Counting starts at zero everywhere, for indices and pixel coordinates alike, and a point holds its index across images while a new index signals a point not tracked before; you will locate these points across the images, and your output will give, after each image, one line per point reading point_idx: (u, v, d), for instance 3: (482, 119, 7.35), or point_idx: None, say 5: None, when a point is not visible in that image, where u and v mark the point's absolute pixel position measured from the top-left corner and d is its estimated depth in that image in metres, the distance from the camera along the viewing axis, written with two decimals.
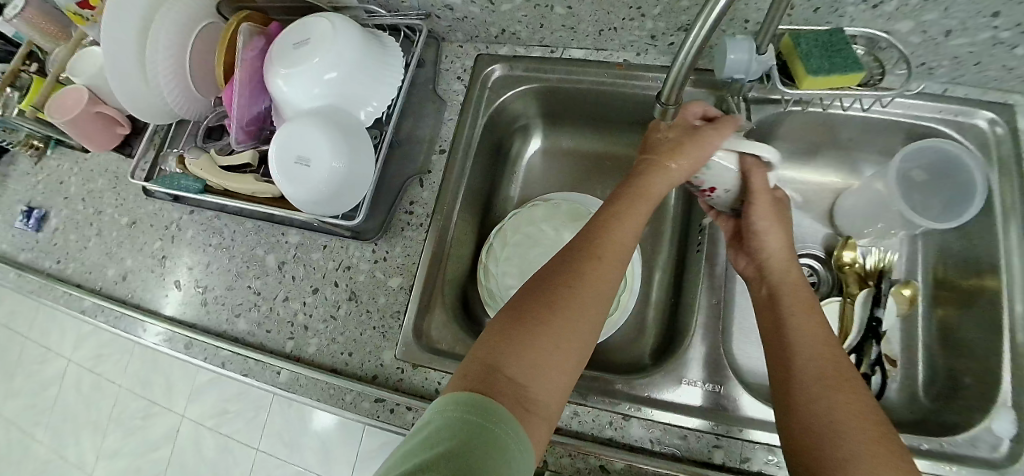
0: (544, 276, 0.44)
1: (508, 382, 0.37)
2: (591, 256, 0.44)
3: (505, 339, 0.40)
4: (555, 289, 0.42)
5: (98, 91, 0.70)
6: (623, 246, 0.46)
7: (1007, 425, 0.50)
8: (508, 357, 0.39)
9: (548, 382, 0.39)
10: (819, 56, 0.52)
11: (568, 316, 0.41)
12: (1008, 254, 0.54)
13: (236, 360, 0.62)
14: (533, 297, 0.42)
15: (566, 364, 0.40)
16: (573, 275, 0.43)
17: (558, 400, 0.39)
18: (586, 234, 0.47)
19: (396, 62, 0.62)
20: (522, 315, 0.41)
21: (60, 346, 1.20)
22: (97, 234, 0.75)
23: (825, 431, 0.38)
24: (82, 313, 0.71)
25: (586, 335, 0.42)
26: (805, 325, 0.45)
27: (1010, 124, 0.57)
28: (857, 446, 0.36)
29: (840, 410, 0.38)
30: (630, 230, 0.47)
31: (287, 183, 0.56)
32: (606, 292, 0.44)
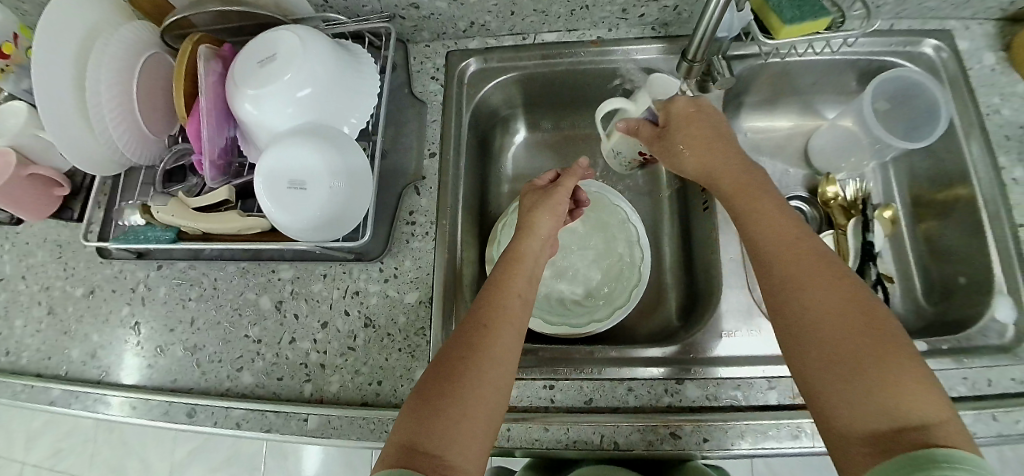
0: (452, 344, 0.45)
1: (426, 456, 0.38)
2: (489, 324, 0.45)
3: (421, 415, 0.40)
4: (460, 358, 0.43)
5: (25, 150, 0.61)
6: (522, 309, 0.48)
7: (1008, 311, 0.54)
8: (425, 434, 0.39)
9: (463, 449, 0.39)
10: (789, 6, 0.55)
11: (476, 384, 0.42)
12: (974, 163, 0.59)
13: (252, 418, 0.56)
14: (442, 367, 0.43)
15: (479, 422, 0.41)
16: (477, 341, 0.44)
17: (481, 458, 0.40)
18: (483, 298, 0.48)
19: (370, 68, 0.59)
20: (433, 385, 0.42)
21: (7, 451, 1.04)
22: (48, 312, 0.65)
23: (818, 380, 0.38)
24: (51, 405, 0.61)
25: (500, 396, 0.43)
26: (788, 268, 0.43)
27: (952, 48, 0.63)
28: (850, 391, 0.36)
29: (827, 359, 0.38)
30: (526, 296, 0.49)
31: (280, 212, 0.51)
32: (508, 355, 0.44)
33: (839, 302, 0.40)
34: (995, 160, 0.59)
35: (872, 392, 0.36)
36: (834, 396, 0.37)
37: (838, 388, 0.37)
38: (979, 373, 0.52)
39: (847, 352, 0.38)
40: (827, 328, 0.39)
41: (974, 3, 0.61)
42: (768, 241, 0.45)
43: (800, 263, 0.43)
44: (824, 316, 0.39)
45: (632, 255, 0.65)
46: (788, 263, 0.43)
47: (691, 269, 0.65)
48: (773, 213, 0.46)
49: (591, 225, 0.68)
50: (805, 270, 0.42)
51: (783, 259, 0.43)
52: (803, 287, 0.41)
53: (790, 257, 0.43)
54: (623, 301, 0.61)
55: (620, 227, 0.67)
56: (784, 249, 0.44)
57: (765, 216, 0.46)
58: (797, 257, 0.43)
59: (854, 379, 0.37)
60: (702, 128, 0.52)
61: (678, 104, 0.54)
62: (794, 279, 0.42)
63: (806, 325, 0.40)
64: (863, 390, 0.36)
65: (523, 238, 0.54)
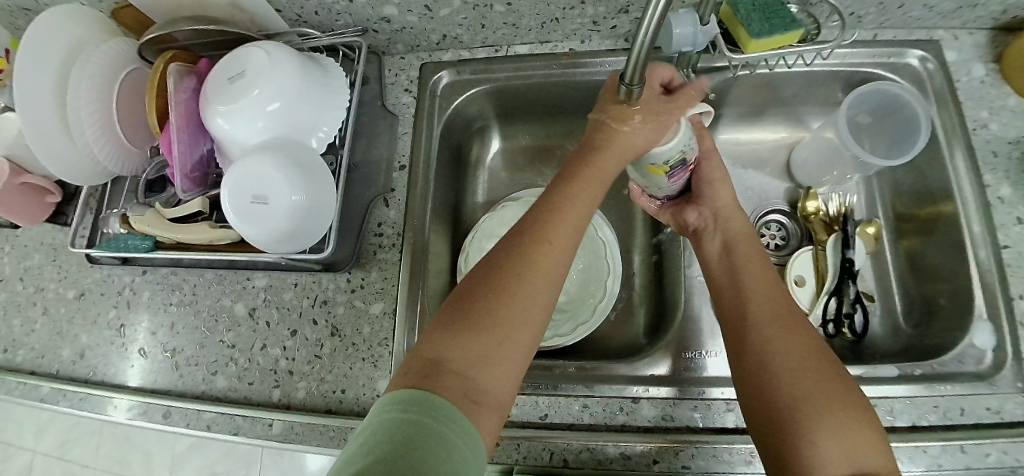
0: (501, 254, 0.42)
1: (455, 376, 0.36)
2: (546, 231, 0.43)
3: (452, 336, 0.38)
4: (512, 270, 0.41)
5: (19, 159, 0.66)
6: (577, 223, 0.44)
7: (987, 336, 0.52)
8: (453, 351, 0.37)
9: (497, 377, 0.38)
10: (758, 19, 0.54)
11: (523, 306, 0.40)
12: (958, 179, 0.57)
13: (222, 421, 0.58)
14: (491, 278, 0.41)
15: (516, 353, 0.39)
16: (524, 259, 0.41)
17: (514, 387, 0.39)
18: (532, 214, 0.44)
19: (341, 83, 0.60)
20: (482, 295, 0.40)
21: (22, 439, 1.10)
22: (43, 313, 0.69)
23: (788, 415, 0.38)
24: (41, 402, 0.65)
25: (542, 317, 0.41)
26: (774, 311, 0.43)
27: (938, 59, 0.60)
28: (824, 431, 0.36)
29: (806, 396, 0.38)
30: (591, 189, 0.46)
31: (245, 225, 0.53)
32: (557, 271, 0.42)
33: (817, 352, 0.40)
34: (980, 176, 0.57)
35: (841, 436, 0.36)
36: (805, 433, 0.36)
37: (810, 426, 0.37)
38: (952, 402, 0.50)
39: (823, 394, 0.38)
40: (806, 370, 0.39)
41: (962, 12, 0.59)
42: (758, 288, 0.46)
43: (784, 309, 0.44)
44: (806, 359, 0.40)
45: (600, 268, 0.65)
46: (774, 307, 0.44)
47: (661, 283, 0.65)
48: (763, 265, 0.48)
49: None
50: (789, 311, 0.43)
51: (771, 303, 0.44)
52: (786, 330, 0.42)
53: (774, 303, 0.44)
54: (588, 315, 0.62)
55: (590, 240, 0.66)
56: (771, 297, 0.45)
57: (753, 268, 0.48)
58: (782, 304, 0.44)
59: (825, 419, 0.37)
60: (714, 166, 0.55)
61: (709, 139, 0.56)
62: (781, 320, 0.43)
63: (786, 366, 0.40)
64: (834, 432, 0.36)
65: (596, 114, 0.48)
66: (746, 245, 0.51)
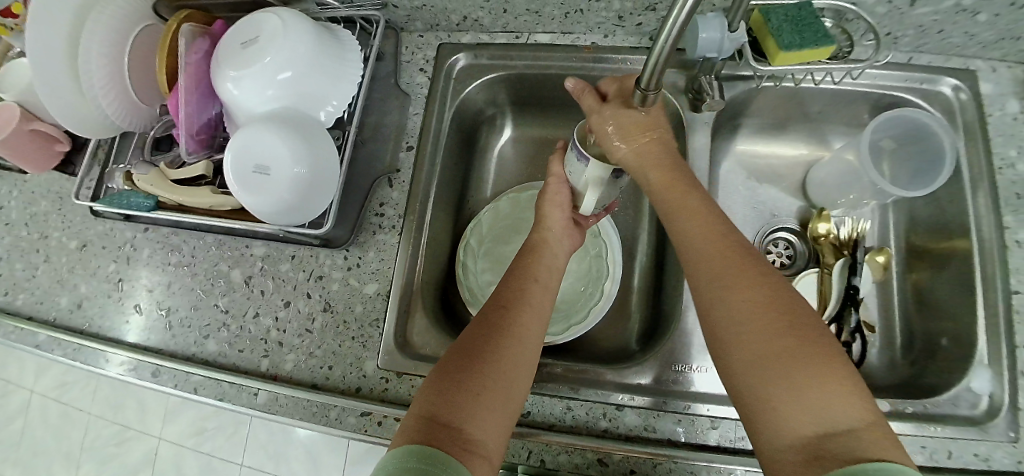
0: (471, 329, 0.45)
1: (445, 428, 0.37)
2: (510, 305, 0.46)
3: (441, 389, 0.40)
4: (482, 335, 0.43)
5: (30, 106, 0.68)
6: (547, 288, 0.49)
7: (985, 382, 0.51)
8: (443, 406, 0.39)
9: (486, 423, 0.39)
10: (790, 31, 0.51)
11: (506, 363, 0.42)
12: (977, 216, 0.55)
13: (209, 384, 0.59)
14: (463, 347, 0.43)
15: (498, 404, 0.40)
16: (498, 320, 0.44)
17: (503, 442, 0.40)
18: (510, 282, 0.49)
19: (355, 57, 0.59)
20: (454, 359, 0.42)
21: (22, 378, 1.13)
22: (46, 260, 0.70)
23: (743, 376, 0.37)
24: (37, 348, 0.66)
25: (522, 376, 0.43)
26: (716, 265, 0.41)
27: (973, 90, 0.58)
28: (782, 388, 0.35)
29: (756, 354, 0.36)
30: (546, 283, 0.49)
31: (245, 193, 0.53)
32: (531, 340, 0.45)
33: (765, 302, 0.38)
34: (1001, 217, 0.55)
35: (800, 392, 0.34)
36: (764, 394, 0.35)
37: (765, 385, 0.35)
38: (941, 445, 0.49)
39: (781, 348, 0.36)
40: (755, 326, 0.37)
41: (1005, 44, 0.56)
42: (698, 242, 0.43)
43: (727, 262, 0.41)
44: (751, 314, 0.38)
45: (599, 271, 0.63)
46: (715, 261, 0.41)
47: (659, 292, 0.63)
48: (702, 203, 0.45)
49: None
50: (732, 257, 0.41)
51: (714, 251, 0.42)
52: (728, 282, 0.40)
53: (719, 258, 0.41)
54: (582, 317, 0.60)
55: (591, 241, 0.65)
56: (707, 251, 0.42)
57: (688, 216, 0.44)
58: (722, 253, 0.41)
59: (783, 378, 0.35)
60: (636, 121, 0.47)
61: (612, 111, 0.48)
62: (727, 270, 0.40)
63: (733, 327, 0.38)
64: (793, 388, 0.34)
65: (536, 230, 0.54)
66: (678, 180, 0.46)
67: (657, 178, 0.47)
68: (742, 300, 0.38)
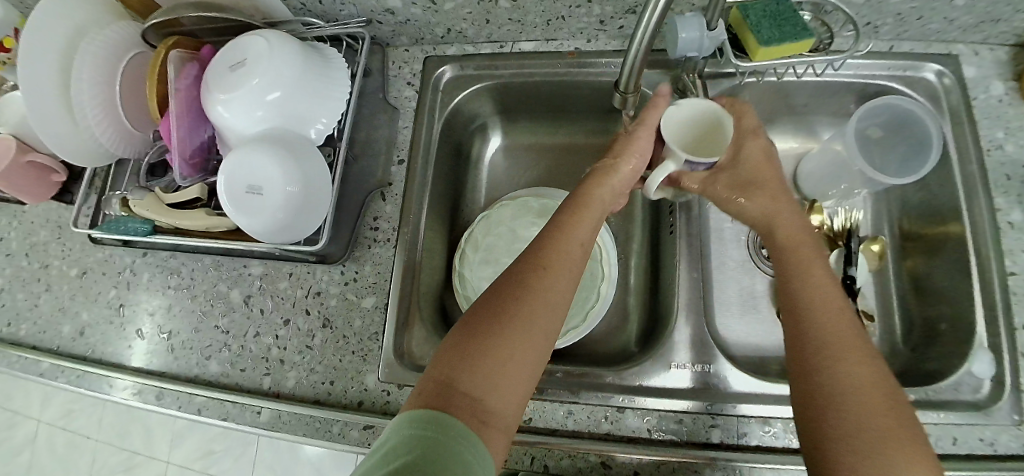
0: (501, 287, 0.43)
1: (465, 396, 0.36)
2: (546, 266, 0.44)
3: (459, 356, 0.39)
4: (513, 297, 0.41)
5: (25, 138, 0.69)
6: (578, 253, 0.46)
7: (987, 366, 0.50)
8: (463, 373, 0.37)
9: (503, 395, 0.38)
10: (768, 26, 0.52)
11: (526, 327, 0.40)
12: (968, 199, 0.56)
13: (213, 405, 0.59)
14: (492, 308, 0.41)
15: (522, 377, 0.39)
16: (526, 287, 0.42)
17: (519, 411, 0.39)
18: (539, 242, 0.46)
19: (342, 74, 0.59)
20: (483, 321, 0.40)
21: (28, 408, 1.13)
22: (46, 289, 0.71)
23: (832, 436, 0.36)
24: (41, 376, 0.67)
25: (542, 347, 0.41)
26: (831, 331, 0.41)
27: (956, 74, 0.59)
28: (866, 446, 0.35)
29: (849, 409, 0.37)
30: (580, 246, 0.47)
31: (240, 214, 0.53)
32: (557, 307, 0.43)
33: (872, 383, 0.38)
34: (991, 199, 0.55)
35: (886, 454, 0.34)
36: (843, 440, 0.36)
37: (853, 436, 0.36)
38: (944, 430, 0.49)
39: (877, 426, 0.36)
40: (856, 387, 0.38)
41: (984, 27, 0.57)
42: (813, 300, 0.43)
43: (838, 324, 0.41)
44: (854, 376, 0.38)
45: (595, 273, 0.63)
46: (827, 321, 0.42)
47: (656, 291, 0.63)
48: (822, 272, 0.45)
49: None
50: (844, 329, 0.41)
51: (829, 317, 0.42)
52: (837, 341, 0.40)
53: (835, 327, 0.41)
54: (578, 322, 0.60)
55: None
56: (825, 309, 0.42)
57: (809, 278, 0.45)
58: (837, 316, 0.42)
59: (875, 454, 0.34)
60: (767, 171, 0.53)
61: (753, 145, 0.53)
62: (837, 338, 0.40)
63: (835, 393, 0.38)
64: (878, 449, 0.35)
65: (587, 186, 0.52)
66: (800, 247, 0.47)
67: (784, 237, 0.49)
68: (848, 368, 0.38)
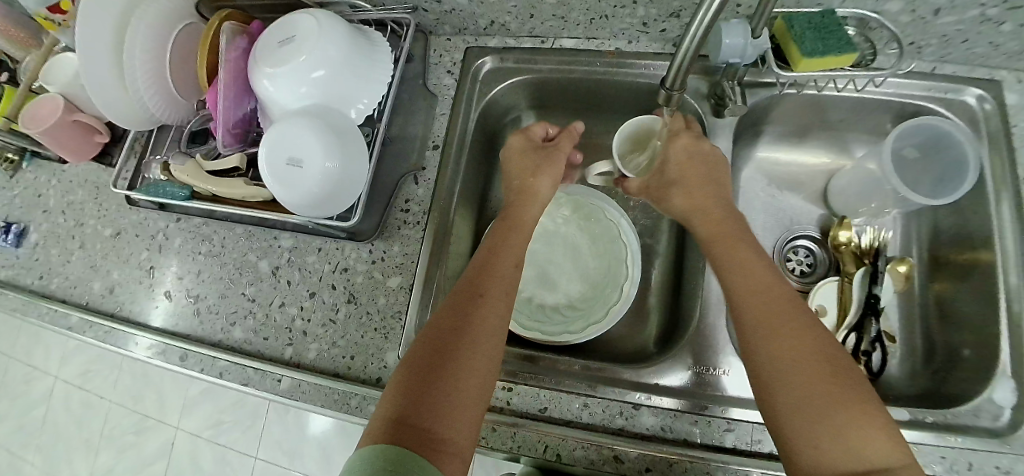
0: (438, 324, 0.45)
1: (416, 427, 0.38)
2: (476, 300, 0.46)
3: (408, 390, 0.41)
4: (451, 332, 0.44)
5: (74, 98, 0.71)
6: (510, 280, 0.49)
7: (1007, 394, 0.51)
8: (412, 406, 0.39)
9: (453, 421, 0.39)
10: (812, 38, 0.52)
11: (465, 356, 0.43)
12: (1001, 226, 0.55)
13: (235, 370, 0.60)
14: (430, 344, 0.43)
15: (471, 397, 0.41)
16: (463, 318, 0.45)
17: (474, 432, 0.41)
18: (473, 272, 0.49)
19: (385, 57, 0.60)
20: (422, 353, 0.43)
21: (47, 365, 1.16)
22: (81, 247, 0.73)
23: (786, 411, 0.38)
24: (69, 330, 0.69)
25: (486, 367, 0.43)
26: (759, 312, 0.42)
27: (998, 100, 0.58)
28: (815, 428, 0.36)
29: (795, 397, 0.38)
30: (511, 276, 0.50)
31: (278, 186, 0.55)
32: (495, 330, 0.45)
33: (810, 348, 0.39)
34: None
35: (839, 424, 0.36)
36: (798, 429, 0.37)
37: (805, 406, 0.37)
38: (960, 455, 0.48)
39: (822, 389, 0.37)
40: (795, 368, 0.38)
41: None
42: (748, 282, 0.45)
43: (766, 305, 0.42)
44: (793, 358, 0.39)
45: (619, 272, 0.64)
46: (757, 307, 0.43)
47: (678, 294, 0.64)
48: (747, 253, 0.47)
49: (583, 235, 0.68)
50: (773, 305, 0.42)
51: (757, 297, 0.43)
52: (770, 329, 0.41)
53: (764, 308, 0.42)
54: (600, 317, 0.61)
55: (611, 242, 0.66)
56: (755, 292, 0.44)
57: (738, 263, 0.46)
58: (765, 300, 0.43)
59: (824, 419, 0.36)
60: (691, 167, 0.54)
61: (679, 144, 0.55)
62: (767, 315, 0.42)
63: (779, 365, 0.39)
64: (828, 429, 0.36)
65: (513, 224, 0.55)
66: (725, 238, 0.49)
67: (710, 230, 0.51)
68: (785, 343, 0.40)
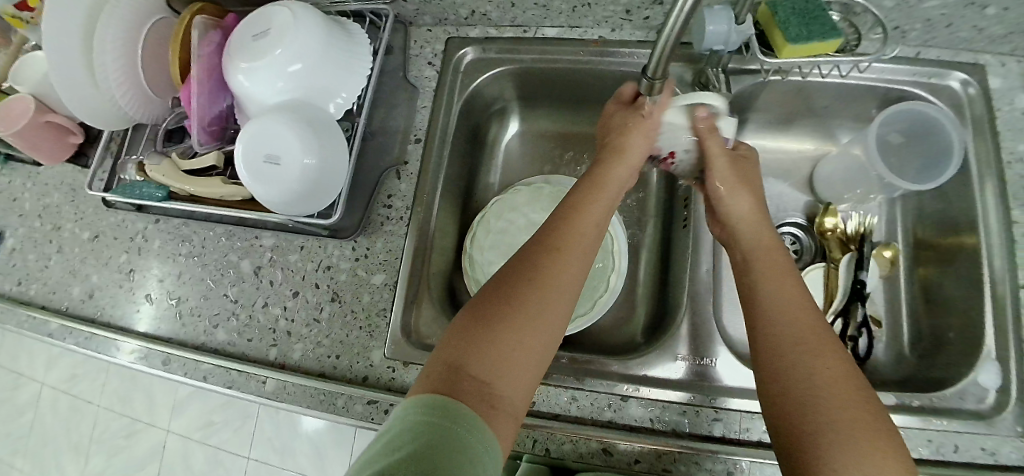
0: (512, 270, 0.43)
1: (473, 379, 0.37)
2: (556, 249, 0.44)
3: (475, 336, 0.39)
4: (524, 283, 0.42)
5: (46, 99, 0.69)
6: (591, 236, 0.47)
7: (993, 377, 0.50)
8: (472, 356, 0.38)
9: (511, 378, 0.38)
10: (796, 24, 0.52)
11: (541, 312, 0.41)
12: (986, 212, 0.55)
13: (218, 372, 0.59)
14: (501, 290, 0.42)
15: (532, 362, 0.40)
16: (537, 275, 0.42)
17: (527, 393, 0.40)
18: (550, 226, 0.46)
19: (364, 49, 0.59)
20: (489, 303, 0.41)
21: (33, 371, 1.15)
22: (58, 251, 0.72)
23: (815, 433, 0.35)
24: (49, 336, 0.67)
25: (553, 330, 0.42)
26: (797, 332, 0.41)
27: (981, 84, 0.58)
28: (842, 449, 0.34)
29: (824, 416, 0.36)
30: (592, 232, 0.47)
31: (257, 183, 0.54)
32: (569, 290, 0.43)
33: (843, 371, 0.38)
34: (1009, 209, 0.54)
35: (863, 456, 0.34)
36: (826, 453, 0.34)
37: (831, 429, 0.35)
38: (947, 439, 0.48)
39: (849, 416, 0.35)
40: (829, 389, 0.37)
41: (1014, 38, 0.56)
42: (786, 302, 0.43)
43: (806, 327, 0.41)
44: (832, 384, 0.37)
45: (605, 263, 0.63)
46: (795, 327, 0.41)
47: (665, 285, 0.63)
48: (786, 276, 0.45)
49: None
50: (816, 328, 0.41)
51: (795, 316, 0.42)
52: (804, 349, 0.39)
53: (804, 331, 0.41)
54: (587, 309, 0.60)
55: None
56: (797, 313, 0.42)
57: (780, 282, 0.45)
58: (805, 321, 0.41)
59: (851, 442, 0.34)
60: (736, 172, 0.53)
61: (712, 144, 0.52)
62: (804, 334, 0.40)
63: (808, 381, 0.38)
64: (856, 451, 0.34)
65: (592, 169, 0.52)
66: (774, 254, 0.47)
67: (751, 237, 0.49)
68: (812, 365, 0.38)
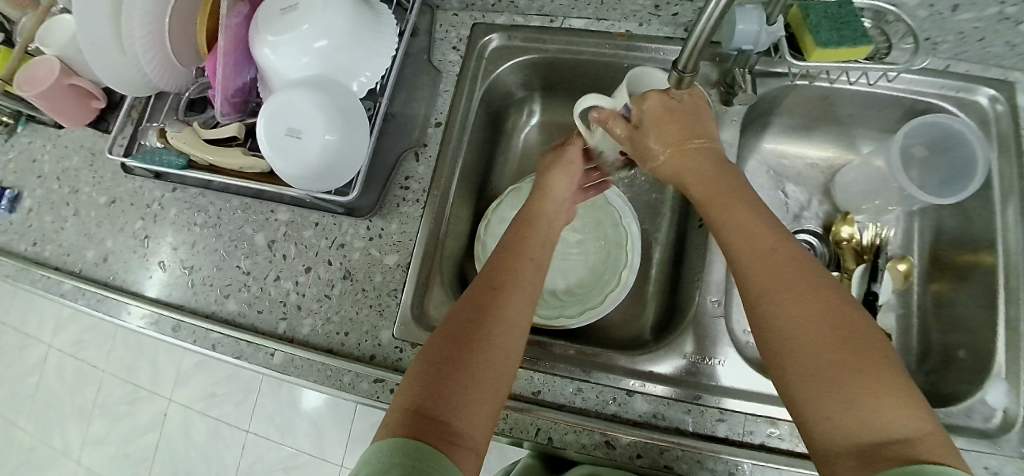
0: (459, 307, 0.43)
1: (431, 422, 0.36)
2: (501, 285, 0.44)
3: (429, 378, 0.38)
4: (467, 322, 0.41)
5: (70, 61, 0.70)
6: (538, 269, 0.47)
7: (1000, 396, 0.50)
8: (428, 398, 0.37)
9: (472, 413, 0.37)
10: (828, 28, 0.51)
11: (495, 348, 0.40)
12: (1006, 231, 0.55)
13: (227, 342, 0.60)
14: (450, 329, 0.41)
15: (488, 382, 0.39)
16: (485, 310, 0.42)
17: (490, 425, 0.39)
18: (496, 261, 0.47)
19: (391, 30, 0.59)
20: (439, 346, 0.40)
21: (41, 333, 1.16)
22: (75, 214, 0.72)
23: (802, 392, 0.34)
24: (62, 296, 0.68)
25: (512, 358, 0.41)
26: (766, 278, 0.37)
27: (1010, 101, 0.57)
28: (831, 405, 0.32)
29: (806, 372, 0.34)
30: (541, 261, 0.48)
31: (276, 157, 0.54)
32: (518, 316, 0.43)
33: (822, 311, 0.35)
34: None
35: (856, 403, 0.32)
36: (816, 410, 0.33)
37: (812, 381, 0.33)
38: None
39: (830, 364, 0.33)
40: (807, 340, 0.34)
41: None
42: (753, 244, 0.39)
43: (775, 270, 0.37)
44: (807, 331, 0.34)
45: (618, 258, 0.63)
46: (764, 269, 0.38)
47: (676, 284, 0.63)
48: (751, 212, 0.41)
49: (584, 221, 0.67)
50: (788, 266, 0.37)
51: (767, 260, 0.38)
52: (777, 299, 0.36)
53: (777, 276, 0.37)
54: (597, 303, 0.60)
55: (612, 229, 0.65)
56: (768, 252, 0.38)
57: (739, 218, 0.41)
58: (775, 264, 0.37)
59: (836, 393, 0.32)
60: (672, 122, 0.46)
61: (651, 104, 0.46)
62: (777, 275, 0.37)
63: (786, 336, 0.35)
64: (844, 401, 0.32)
65: (536, 199, 0.53)
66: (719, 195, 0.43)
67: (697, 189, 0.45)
68: (786, 317, 0.35)
